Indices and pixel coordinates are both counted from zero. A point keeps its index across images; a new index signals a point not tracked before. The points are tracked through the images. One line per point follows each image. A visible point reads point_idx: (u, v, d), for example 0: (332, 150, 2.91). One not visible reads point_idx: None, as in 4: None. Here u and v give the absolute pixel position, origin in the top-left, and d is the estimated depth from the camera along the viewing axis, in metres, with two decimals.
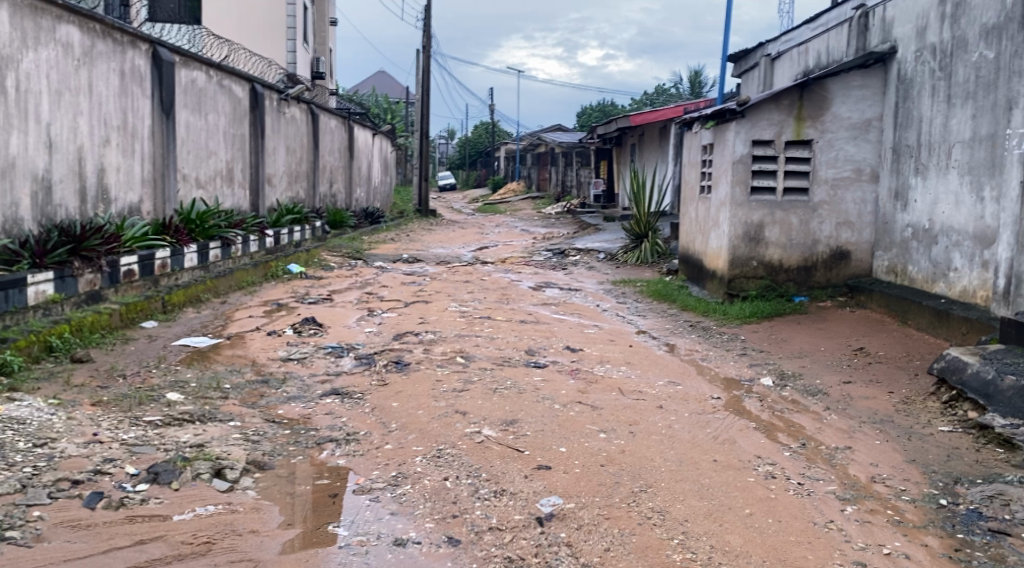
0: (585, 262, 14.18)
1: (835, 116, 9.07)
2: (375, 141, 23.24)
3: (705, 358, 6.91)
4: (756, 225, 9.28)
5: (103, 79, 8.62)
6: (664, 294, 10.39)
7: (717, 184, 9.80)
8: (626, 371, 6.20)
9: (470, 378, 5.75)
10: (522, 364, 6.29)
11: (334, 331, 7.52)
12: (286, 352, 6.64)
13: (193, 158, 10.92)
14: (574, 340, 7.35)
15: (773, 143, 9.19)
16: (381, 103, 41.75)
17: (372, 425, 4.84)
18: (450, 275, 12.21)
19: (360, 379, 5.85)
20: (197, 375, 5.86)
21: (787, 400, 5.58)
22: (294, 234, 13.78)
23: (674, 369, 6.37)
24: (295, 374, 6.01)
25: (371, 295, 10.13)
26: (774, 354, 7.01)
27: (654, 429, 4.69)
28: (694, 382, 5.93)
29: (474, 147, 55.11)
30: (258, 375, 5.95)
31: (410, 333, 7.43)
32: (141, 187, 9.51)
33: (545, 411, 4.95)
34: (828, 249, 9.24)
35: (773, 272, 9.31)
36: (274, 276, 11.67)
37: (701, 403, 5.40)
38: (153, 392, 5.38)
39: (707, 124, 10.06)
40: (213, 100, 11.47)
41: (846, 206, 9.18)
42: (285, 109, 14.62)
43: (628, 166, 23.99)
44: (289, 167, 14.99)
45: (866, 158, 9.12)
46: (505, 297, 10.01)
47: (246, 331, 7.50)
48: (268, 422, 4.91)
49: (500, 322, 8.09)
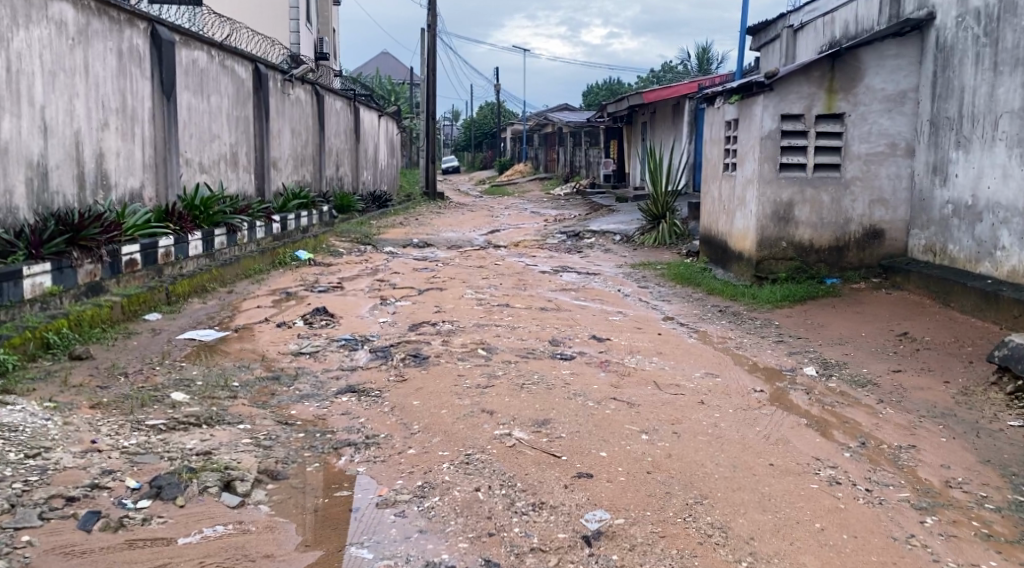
0: (601, 244, 13.78)
1: (868, 88, 8.63)
2: (380, 123, 22.79)
3: (740, 346, 6.53)
4: (786, 204, 8.85)
5: (100, 59, 8.23)
6: (687, 277, 9.99)
7: (743, 162, 9.37)
8: (660, 362, 5.82)
9: (494, 373, 5.37)
10: (548, 356, 5.91)
11: (346, 322, 7.15)
12: (297, 346, 6.27)
13: (196, 142, 10.53)
14: (599, 328, 6.96)
15: (803, 117, 8.74)
16: (386, 85, 41.21)
17: (393, 427, 4.47)
18: (463, 260, 11.83)
19: (377, 375, 5.48)
20: (204, 372, 5.51)
21: (835, 393, 5.20)
22: (302, 219, 13.41)
23: (710, 359, 5.99)
24: (308, 370, 5.64)
25: (383, 282, 9.76)
26: (813, 340, 6.61)
27: (700, 429, 4.31)
28: (733, 374, 5.55)
29: (479, 128, 54.48)
30: (269, 371, 5.59)
31: (427, 322, 7.07)
32: (143, 172, 9.13)
33: (578, 411, 4.56)
34: (860, 229, 8.82)
35: (803, 253, 8.91)
36: (281, 263, 11.30)
37: (744, 398, 5.02)
38: (156, 392, 5.02)
39: (732, 99, 9.61)
40: (216, 81, 11.06)
41: (879, 182, 8.75)
42: (289, 91, 14.21)
43: (639, 145, 23.51)
44: (295, 151, 14.58)
45: (901, 131, 8.68)
46: (522, 282, 9.62)
47: (255, 323, 7.14)
48: (282, 425, 4.55)
49: (520, 310, 7.70)
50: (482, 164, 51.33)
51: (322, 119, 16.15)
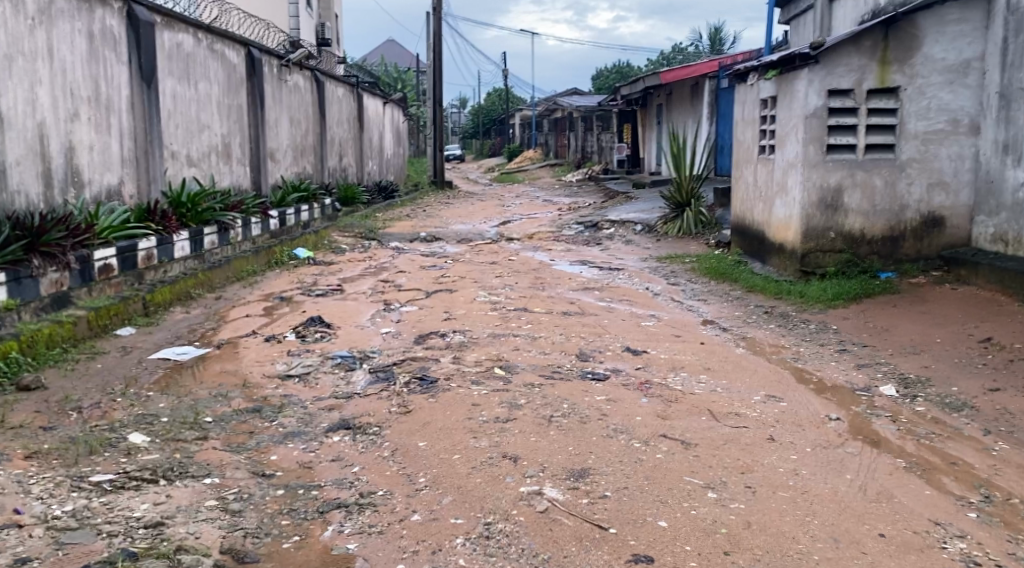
0: (621, 234, 12.85)
1: (927, 58, 7.72)
2: (385, 110, 21.87)
3: (799, 360, 5.63)
4: (834, 189, 7.95)
5: (67, 41, 7.36)
6: (722, 271, 9.08)
7: (784, 143, 8.44)
8: (711, 383, 4.93)
9: (516, 401, 4.49)
10: (577, 377, 5.01)
11: (344, 334, 6.28)
12: (285, 366, 5.39)
13: (182, 132, 9.66)
14: (633, 338, 6.07)
15: (852, 92, 7.84)
16: (391, 74, 40.30)
17: (395, 480, 3.61)
18: (475, 256, 10.96)
19: (376, 405, 4.60)
20: (173, 404, 4.65)
21: (928, 421, 4.31)
22: (301, 214, 12.55)
23: (768, 378, 5.10)
24: (296, 399, 4.78)
25: (387, 283, 8.87)
26: (883, 350, 5.72)
27: (778, 481, 3.44)
28: (799, 399, 4.66)
29: (488, 115, 53.38)
30: (249, 402, 4.73)
31: (435, 333, 6.20)
32: (121, 167, 8.26)
33: (623, 456, 3.68)
34: (918, 216, 7.92)
35: (853, 244, 8.01)
36: (277, 264, 10.43)
37: (821, 431, 4.13)
38: (110, 434, 4.16)
39: (769, 73, 8.70)
40: (203, 66, 10.19)
41: (939, 164, 7.84)
42: (287, 77, 13.33)
43: (654, 128, 22.56)
44: (294, 140, 13.71)
45: (964, 106, 7.75)
46: (539, 281, 8.72)
47: (241, 337, 6.29)
48: (257, 479, 3.70)
49: (540, 316, 6.81)
50: (490, 151, 50.19)
51: (323, 107, 15.27)
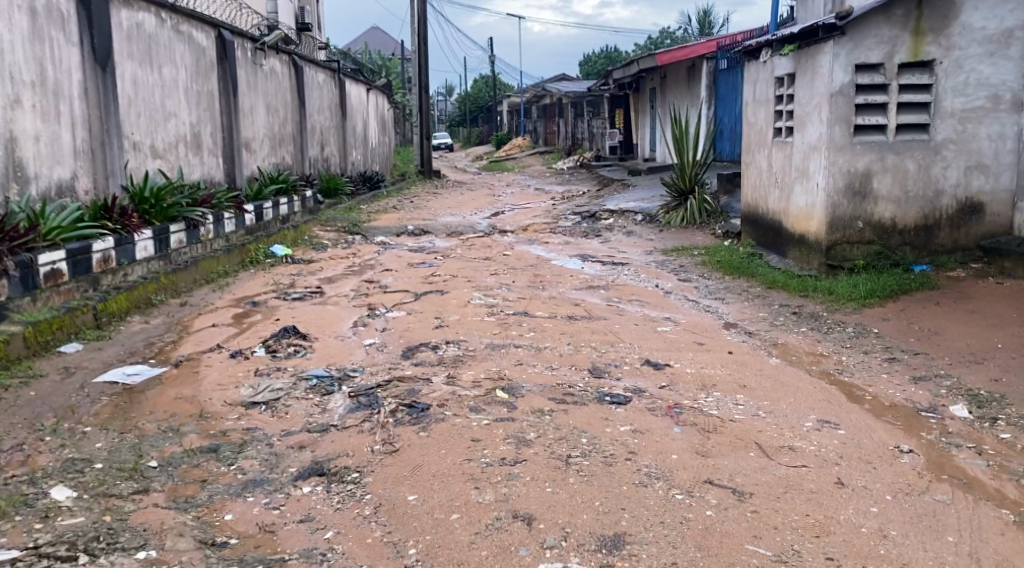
0: (621, 225, 12.09)
1: (964, 28, 7.02)
2: (369, 98, 21.00)
3: (844, 373, 4.90)
4: (862, 174, 7.21)
5: (4, 18, 6.51)
6: (736, 265, 8.33)
7: (805, 124, 7.70)
8: (750, 406, 4.19)
9: (524, 436, 3.73)
10: (594, 400, 4.26)
11: (321, 347, 5.51)
12: (250, 391, 4.61)
13: (145, 121, 8.83)
14: (652, 348, 5.32)
15: (882, 68, 7.12)
16: (375, 61, 39.29)
17: (379, 551, 2.86)
18: (467, 251, 10.19)
19: (356, 441, 3.83)
20: (112, 444, 3.86)
21: (1021, 452, 3.61)
22: (280, 207, 11.75)
23: (816, 398, 4.37)
24: (261, 434, 4.00)
25: (371, 284, 8.09)
26: (940, 358, 5.01)
27: (866, 550, 2.73)
28: (861, 427, 3.93)
29: (475, 103, 52.40)
30: (205, 439, 3.95)
31: (425, 345, 5.44)
32: (74, 159, 7.42)
33: (664, 515, 2.95)
34: (955, 202, 7.21)
35: (884, 235, 7.29)
36: (252, 263, 9.61)
37: (897, 471, 3.40)
38: (27, 488, 3.37)
39: (786, 48, 7.95)
40: (168, 49, 9.35)
41: (979, 144, 7.13)
42: (263, 62, 12.49)
43: (647, 113, 21.79)
44: (271, 130, 12.88)
45: (1006, 80, 7.06)
46: (538, 280, 7.96)
47: (204, 352, 5.50)
48: (205, 551, 2.93)
49: (543, 322, 6.04)
50: (478, 139, 49.24)
51: (303, 94, 14.43)
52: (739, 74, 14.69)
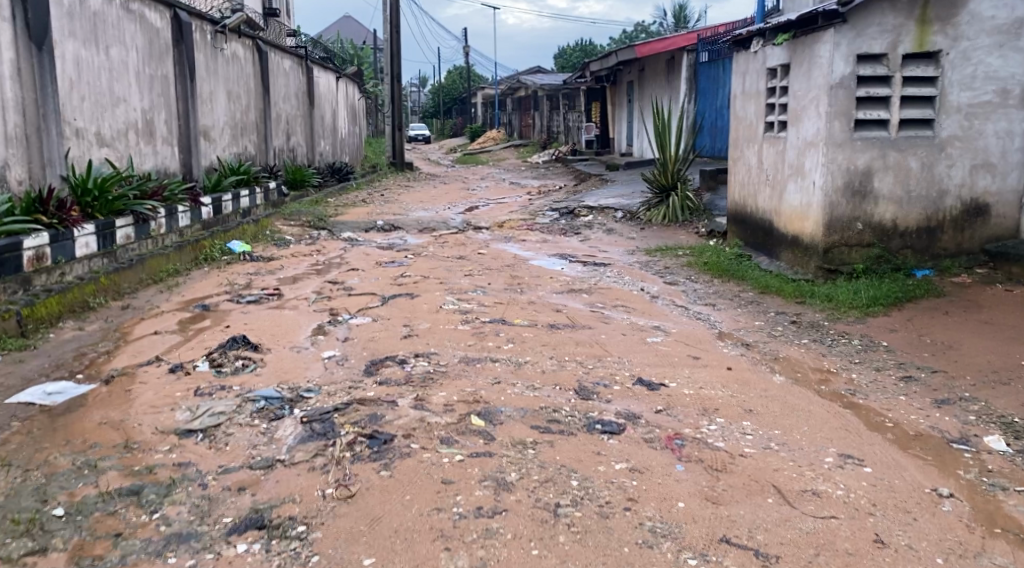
0: (600, 222, 11.56)
1: (973, 16, 6.56)
2: (338, 86, 20.26)
3: (858, 394, 4.40)
4: (862, 172, 6.73)
5: None
6: (725, 267, 7.83)
7: (800, 118, 7.20)
8: (760, 437, 3.69)
9: (504, 477, 3.18)
10: (583, 429, 3.72)
11: (273, 361, 4.90)
12: (188, 415, 4.01)
13: (89, 106, 8.11)
14: (643, 364, 4.79)
15: (885, 59, 6.65)
16: (346, 50, 38.40)
17: None
18: (440, 249, 9.62)
19: (304, 482, 3.24)
20: (12, 486, 3.24)
21: None
22: (241, 200, 11.08)
23: (834, 427, 3.86)
24: (193, 471, 3.40)
25: (335, 286, 7.49)
26: (962, 379, 4.54)
27: None
28: (891, 464, 3.43)
29: (448, 94, 51.63)
30: (126, 477, 3.34)
31: (391, 359, 4.87)
32: (6, 147, 6.70)
33: None
34: (959, 203, 6.76)
35: (884, 238, 6.83)
36: (207, 260, 8.93)
37: (943, 525, 2.91)
38: None
39: (781, 37, 7.45)
40: (115, 28, 8.62)
41: (985, 142, 6.69)
42: (223, 45, 11.76)
43: (624, 106, 21.30)
44: (232, 117, 12.17)
45: (1015, 73, 6.62)
46: (516, 282, 7.41)
47: (140, 365, 4.87)
48: None
49: (522, 332, 5.49)
50: (451, 131, 48.58)
51: (267, 81, 13.71)
52: (721, 66, 14.22)
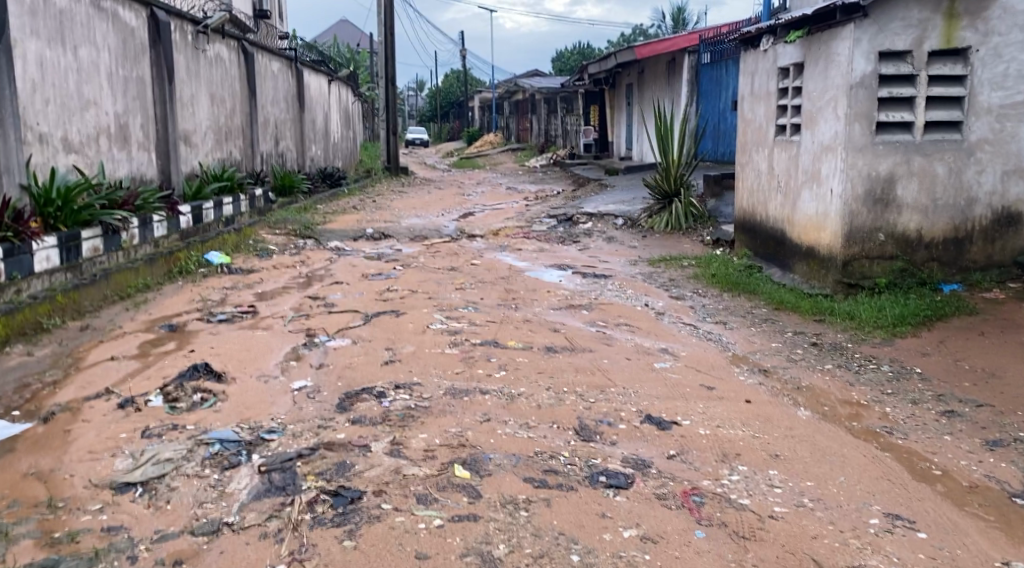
0: (600, 229, 11.04)
1: (1006, 10, 6.07)
2: (331, 89, 19.72)
3: (895, 433, 3.88)
4: (884, 179, 6.20)
5: None
6: (735, 280, 7.30)
7: (816, 120, 6.68)
8: (791, 491, 3.16)
9: (492, 551, 2.66)
10: (585, 481, 3.20)
11: (236, 394, 4.36)
12: (130, 462, 3.48)
13: (55, 109, 7.57)
14: (651, 397, 4.26)
15: (909, 56, 6.12)
16: (341, 53, 37.88)
17: None
18: (431, 260, 9.10)
19: (252, 555, 2.72)
20: None
21: None
22: (223, 208, 10.54)
23: (876, 477, 3.34)
24: (124, 539, 2.88)
25: (316, 302, 6.95)
26: (1011, 414, 4.03)
27: None
28: (948, 528, 2.91)
29: (446, 98, 51.14)
30: (43, 548, 2.83)
31: (367, 391, 4.34)
32: None
33: None
34: (989, 212, 6.26)
35: (908, 249, 6.31)
36: (182, 273, 8.39)
37: None
38: None
39: (795, 33, 6.92)
40: (84, 27, 8.09)
41: (1017, 146, 6.21)
42: (205, 46, 11.23)
43: (623, 110, 20.81)
44: (215, 121, 11.64)
45: None
46: (510, 297, 6.89)
47: (86, 400, 4.34)
48: None
49: (516, 357, 4.96)
50: (448, 135, 48.18)
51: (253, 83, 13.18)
52: (725, 68, 13.73)
